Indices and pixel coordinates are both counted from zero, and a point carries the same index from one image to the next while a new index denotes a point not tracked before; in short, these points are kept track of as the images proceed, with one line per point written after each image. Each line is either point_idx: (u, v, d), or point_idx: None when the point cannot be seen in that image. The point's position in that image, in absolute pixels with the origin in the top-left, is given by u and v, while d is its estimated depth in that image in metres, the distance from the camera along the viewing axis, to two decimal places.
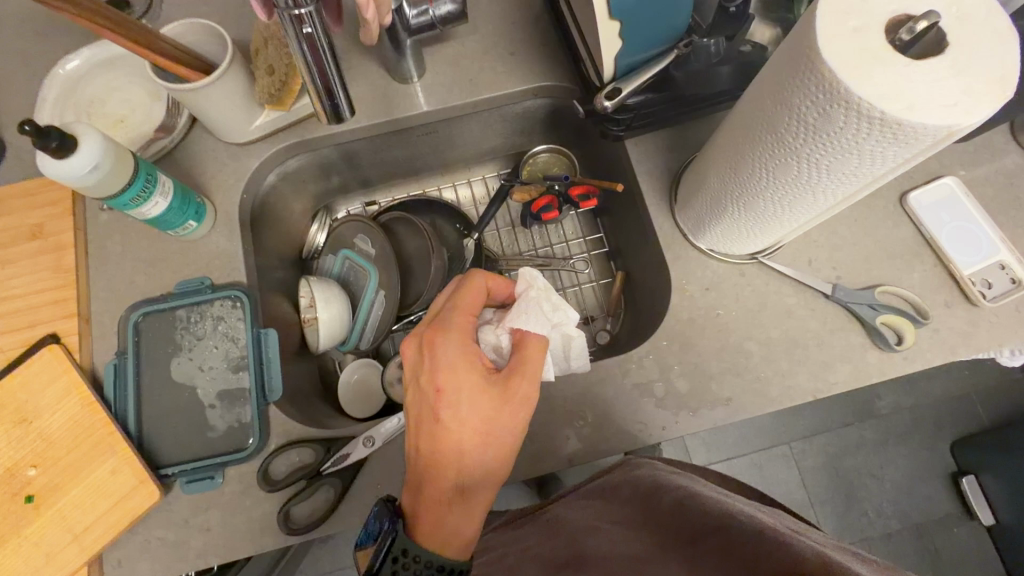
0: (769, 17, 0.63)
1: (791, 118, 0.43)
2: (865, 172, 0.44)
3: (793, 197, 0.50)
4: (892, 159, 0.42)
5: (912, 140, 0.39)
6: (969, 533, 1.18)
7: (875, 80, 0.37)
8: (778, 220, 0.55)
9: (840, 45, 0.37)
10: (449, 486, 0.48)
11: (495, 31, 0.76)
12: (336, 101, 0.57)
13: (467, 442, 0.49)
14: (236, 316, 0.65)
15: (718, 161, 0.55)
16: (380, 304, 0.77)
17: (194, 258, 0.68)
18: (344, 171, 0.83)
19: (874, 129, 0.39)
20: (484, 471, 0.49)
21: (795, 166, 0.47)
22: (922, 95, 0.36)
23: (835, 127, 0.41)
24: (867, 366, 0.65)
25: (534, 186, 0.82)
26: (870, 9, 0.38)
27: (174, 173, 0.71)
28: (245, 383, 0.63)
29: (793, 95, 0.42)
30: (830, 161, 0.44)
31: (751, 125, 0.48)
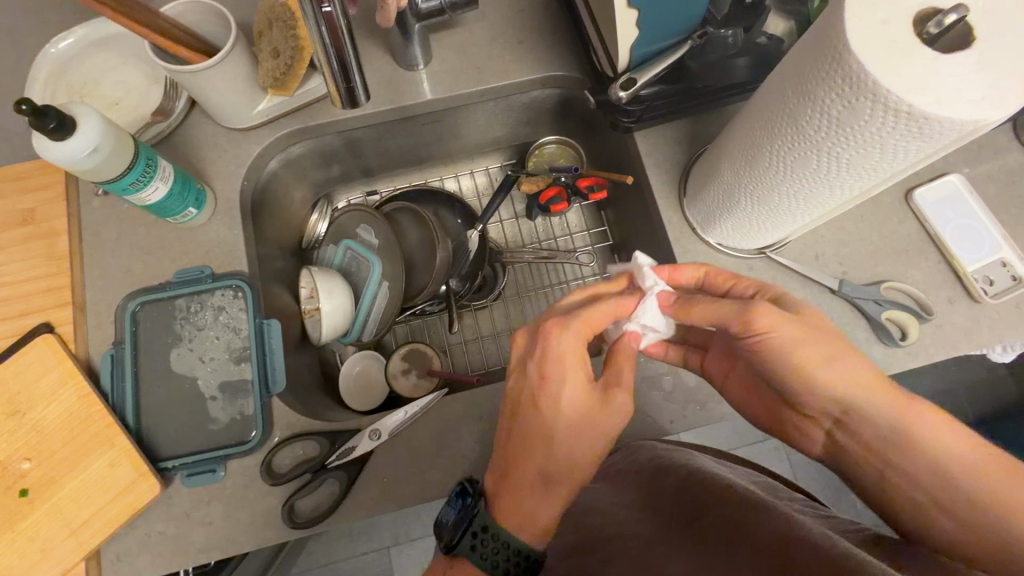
0: (785, 9, 0.62)
1: (814, 111, 0.43)
2: (886, 166, 0.44)
3: (811, 191, 0.50)
4: (914, 153, 0.42)
5: (940, 134, 0.38)
6: None
7: (903, 73, 0.37)
8: (792, 215, 0.56)
9: (868, 37, 0.37)
10: (534, 472, 0.47)
11: (503, 19, 0.75)
12: (351, 87, 0.55)
13: (560, 434, 0.48)
14: (238, 307, 0.64)
15: (733, 153, 0.55)
16: (383, 296, 0.76)
17: (194, 247, 0.66)
18: (346, 159, 0.82)
19: (899, 123, 0.39)
20: (572, 468, 0.48)
21: (815, 159, 0.46)
22: (952, 89, 0.36)
23: (859, 121, 0.41)
24: (872, 361, 0.66)
25: (540, 178, 0.81)
26: (898, 0, 0.38)
27: (172, 158, 0.68)
28: (247, 374, 0.62)
29: (817, 87, 0.42)
30: (851, 154, 0.44)
31: (770, 117, 0.48)
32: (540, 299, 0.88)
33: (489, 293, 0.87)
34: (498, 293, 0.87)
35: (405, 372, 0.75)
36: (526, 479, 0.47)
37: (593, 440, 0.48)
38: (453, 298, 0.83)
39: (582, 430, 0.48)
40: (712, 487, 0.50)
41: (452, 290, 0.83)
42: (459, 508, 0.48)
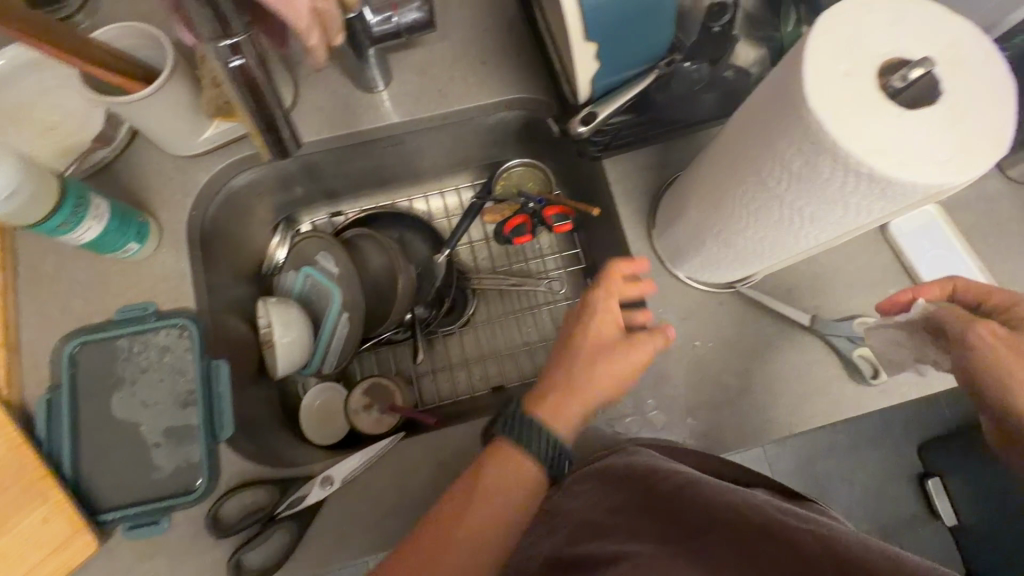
0: (754, 38, 0.60)
1: (775, 163, 0.41)
2: (851, 221, 0.42)
3: (777, 239, 0.48)
4: (879, 211, 0.39)
5: (903, 196, 0.36)
6: (931, 532, 1.22)
7: (864, 131, 0.34)
8: (760, 258, 0.53)
9: (828, 92, 0.35)
10: (563, 379, 0.54)
11: (465, 38, 0.72)
12: (277, 137, 0.52)
13: (589, 360, 0.54)
14: (184, 346, 0.61)
15: (699, 193, 0.53)
16: (344, 326, 0.72)
17: (138, 281, 0.63)
18: (306, 182, 0.79)
19: (861, 183, 0.36)
20: (598, 386, 0.53)
21: (779, 210, 0.44)
22: (917, 150, 0.34)
23: (820, 178, 0.38)
24: (844, 399, 0.64)
25: (507, 203, 0.78)
26: (859, 51, 0.35)
27: (114, 187, 0.65)
28: (192, 420, 0.59)
29: (777, 139, 0.39)
30: (815, 208, 0.42)
31: (732, 164, 0.46)
32: (511, 325, 0.85)
33: (458, 318, 0.84)
34: (467, 318, 0.85)
35: (366, 407, 0.72)
36: (555, 384, 0.54)
37: (618, 369, 0.54)
38: (418, 326, 0.81)
39: (603, 358, 0.54)
40: (710, 495, 0.45)
41: (417, 318, 0.80)
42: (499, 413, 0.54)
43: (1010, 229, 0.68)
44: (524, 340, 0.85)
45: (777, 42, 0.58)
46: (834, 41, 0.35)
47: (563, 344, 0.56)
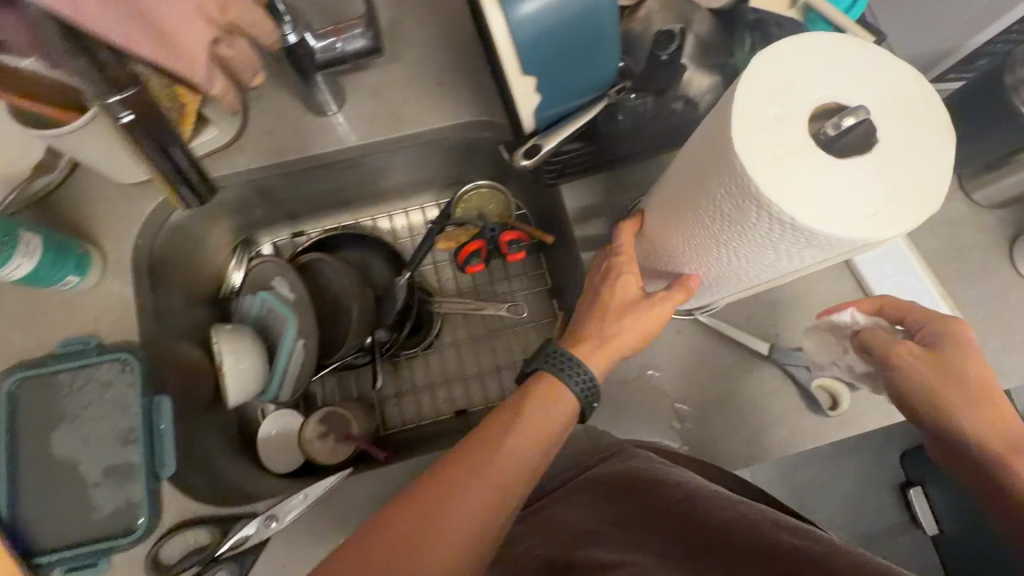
0: (708, 66, 0.57)
1: (708, 203, 0.39)
2: (785, 264, 0.41)
3: (720, 275, 0.47)
4: (812, 257, 0.38)
5: (829, 246, 0.35)
6: (910, 542, 1.21)
7: (790, 180, 0.33)
8: (711, 289, 0.52)
9: (757, 138, 0.33)
10: (593, 323, 0.52)
11: (421, 59, 0.70)
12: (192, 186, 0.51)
13: (616, 302, 0.52)
14: (126, 381, 0.59)
15: (649, 221, 0.51)
16: (298, 354, 0.71)
17: (81, 314, 0.61)
18: (263, 204, 0.77)
19: (787, 233, 0.35)
20: (625, 333, 0.51)
21: (717, 248, 0.43)
22: (839, 203, 0.33)
23: (748, 223, 0.37)
24: (802, 430, 0.63)
25: (467, 228, 0.75)
26: (791, 95, 0.34)
27: (57, 216, 0.63)
28: (134, 457, 0.57)
29: (708, 179, 0.38)
30: (748, 249, 0.40)
31: (675, 201, 0.44)
32: (477, 347, 0.84)
33: (422, 341, 0.83)
34: (432, 341, 0.84)
35: (321, 437, 0.71)
36: (587, 326, 0.52)
37: (642, 318, 0.51)
38: (378, 350, 0.78)
39: (630, 311, 0.51)
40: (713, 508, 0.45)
41: (378, 341, 0.77)
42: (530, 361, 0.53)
43: (969, 253, 0.68)
44: (490, 362, 0.84)
45: (731, 68, 0.57)
46: (767, 83, 0.34)
47: (587, 297, 0.54)
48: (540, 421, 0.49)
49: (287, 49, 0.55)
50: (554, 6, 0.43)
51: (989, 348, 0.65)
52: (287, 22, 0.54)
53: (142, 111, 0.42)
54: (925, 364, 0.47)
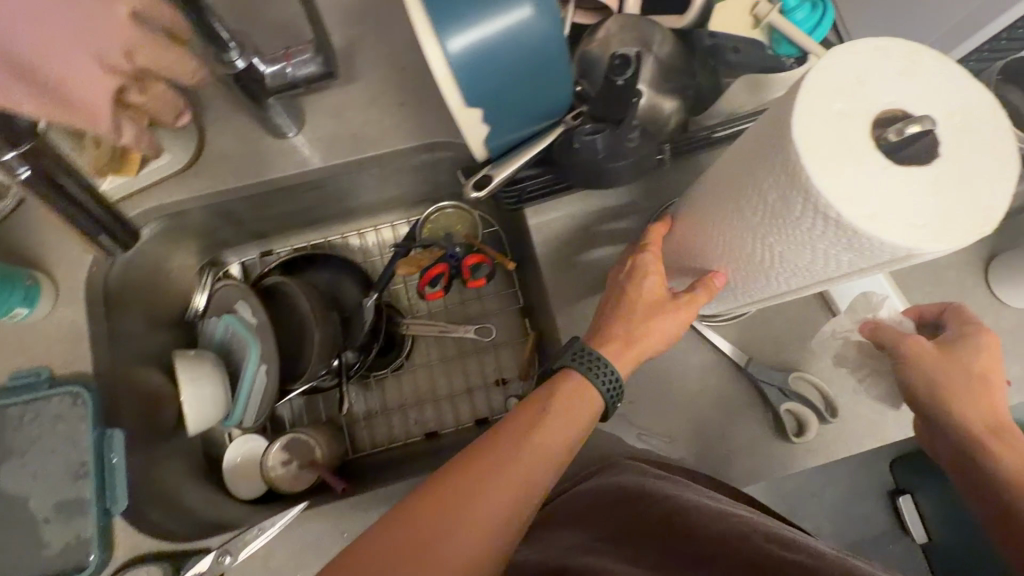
0: (670, 88, 0.55)
1: (759, 196, 0.39)
2: (827, 267, 0.41)
3: (749, 274, 0.48)
4: (852, 262, 0.38)
5: (873, 252, 0.35)
6: (901, 551, 1.20)
7: (843, 177, 0.33)
8: (746, 290, 0.52)
9: (817, 131, 0.33)
10: (622, 330, 0.51)
11: (382, 78, 0.68)
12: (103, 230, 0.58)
13: (642, 303, 0.52)
14: (77, 414, 0.58)
15: (692, 222, 0.52)
16: (261, 379, 0.69)
17: (32, 345, 0.60)
18: (227, 226, 0.76)
19: (831, 231, 0.35)
20: (656, 334, 0.51)
21: (759, 243, 0.43)
22: (893, 209, 0.33)
23: (794, 217, 0.37)
24: (768, 458, 0.62)
25: (431, 251, 0.73)
26: (863, 92, 0.34)
27: (8, 245, 0.62)
28: (85, 493, 0.56)
29: (762, 171, 0.38)
30: (789, 248, 0.40)
31: (726, 194, 0.45)
32: (449, 366, 0.83)
33: (393, 361, 0.82)
34: (401, 361, 0.82)
35: (284, 463, 0.70)
36: (618, 332, 0.51)
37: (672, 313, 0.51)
38: (345, 373, 0.76)
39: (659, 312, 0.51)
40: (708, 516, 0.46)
41: (345, 363, 0.76)
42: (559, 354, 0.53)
43: (945, 275, 0.66)
44: (463, 382, 0.83)
45: (694, 91, 0.56)
46: (835, 78, 0.34)
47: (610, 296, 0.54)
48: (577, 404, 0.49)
49: (236, 75, 0.54)
50: (485, 40, 0.42)
51: None
52: (234, 47, 0.52)
53: (39, 167, 0.48)
54: (930, 354, 0.47)
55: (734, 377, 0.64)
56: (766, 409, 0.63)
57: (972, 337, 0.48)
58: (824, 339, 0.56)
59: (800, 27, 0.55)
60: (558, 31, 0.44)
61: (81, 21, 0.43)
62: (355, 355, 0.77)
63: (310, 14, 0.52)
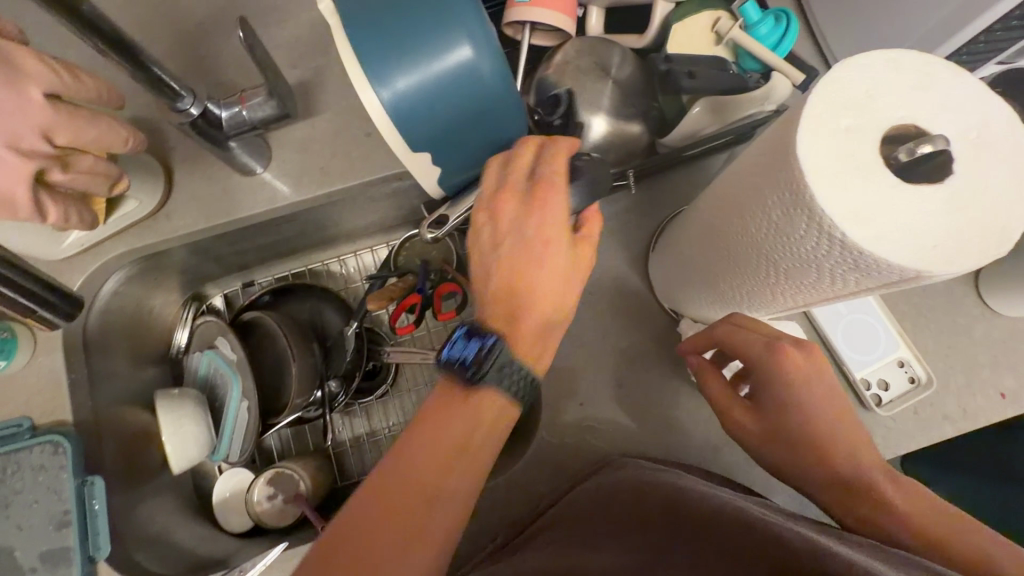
0: (625, 113, 0.55)
1: (760, 214, 0.38)
2: (825, 288, 0.38)
3: (749, 297, 0.46)
4: (851, 284, 0.36)
5: (875, 272, 0.33)
6: None
7: (848, 195, 0.31)
8: (738, 309, 0.50)
9: (821, 150, 0.32)
10: (537, 320, 0.43)
11: (349, 110, 0.67)
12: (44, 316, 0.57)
13: (549, 275, 0.43)
14: (58, 464, 0.58)
15: (691, 229, 0.50)
16: (243, 416, 0.70)
17: (13, 397, 0.61)
18: (204, 263, 0.75)
19: (833, 250, 0.33)
20: (558, 296, 0.44)
21: (755, 260, 0.41)
22: (899, 228, 0.31)
23: (796, 234, 0.35)
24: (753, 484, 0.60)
25: (406, 279, 0.72)
26: (870, 110, 0.32)
27: None
28: (67, 542, 0.57)
29: (764, 186, 0.36)
30: (787, 266, 0.38)
31: (726, 208, 0.42)
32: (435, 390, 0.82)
33: (378, 388, 0.80)
34: (387, 386, 0.81)
35: (270, 497, 0.70)
36: (531, 325, 0.43)
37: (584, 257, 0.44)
38: (330, 403, 0.74)
39: (554, 273, 0.43)
40: (712, 500, 0.41)
41: (329, 394, 0.74)
42: (475, 349, 0.42)
43: (933, 286, 0.64)
44: None
45: (658, 112, 0.57)
46: (845, 94, 0.33)
47: (503, 259, 0.43)
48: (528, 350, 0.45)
49: (191, 123, 0.54)
50: (423, 84, 0.42)
51: (953, 388, 0.62)
52: (185, 96, 0.53)
53: None
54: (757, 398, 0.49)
55: None
56: None
57: (776, 375, 0.46)
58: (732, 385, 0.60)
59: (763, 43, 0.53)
60: (499, 69, 0.44)
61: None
62: (338, 386, 0.75)
63: (260, 58, 0.52)
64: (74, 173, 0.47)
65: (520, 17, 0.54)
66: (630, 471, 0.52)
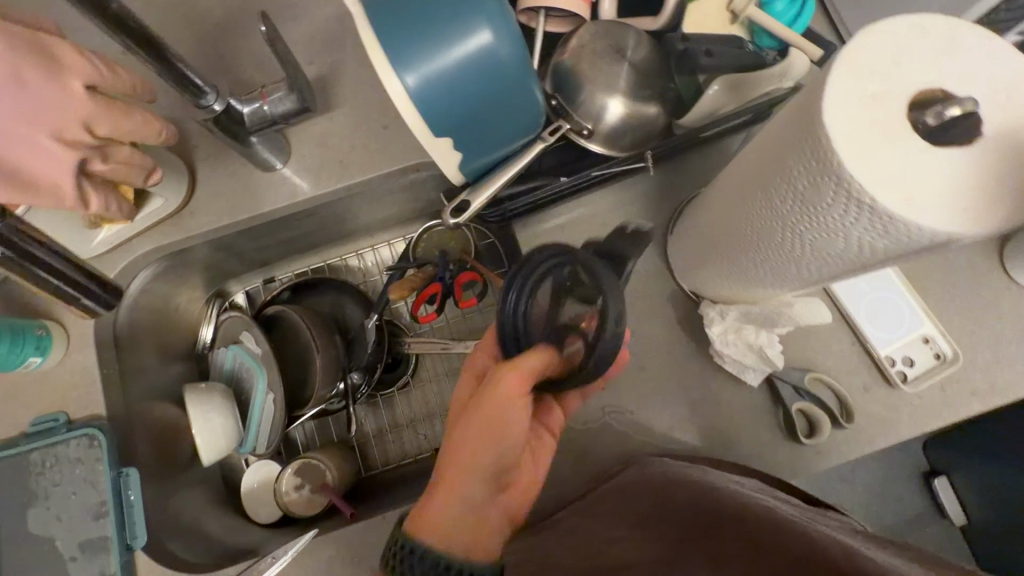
0: (641, 95, 0.55)
1: (785, 186, 0.38)
2: (854, 258, 0.38)
3: (772, 273, 0.46)
4: (880, 252, 0.36)
5: (907, 238, 0.33)
6: (940, 532, 1.15)
7: (877, 160, 0.31)
8: (763, 286, 0.50)
9: (849, 116, 0.32)
10: (453, 482, 0.48)
11: (366, 104, 0.68)
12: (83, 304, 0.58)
13: (468, 432, 0.49)
14: (94, 456, 0.60)
15: (714, 207, 0.50)
16: (270, 408, 0.71)
17: (49, 391, 0.63)
18: (227, 259, 0.77)
19: (863, 217, 0.33)
20: (474, 454, 0.48)
21: (781, 234, 0.41)
22: (929, 191, 0.31)
23: (823, 203, 0.35)
24: (778, 464, 0.60)
25: (424, 270, 0.73)
26: (896, 75, 0.32)
27: (19, 298, 0.64)
28: (105, 531, 0.59)
29: (788, 156, 0.36)
30: (814, 237, 0.39)
31: (748, 184, 0.43)
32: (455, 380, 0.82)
33: (399, 378, 0.81)
34: (407, 379, 0.82)
35: (297, 487, 0.72)
36: (446, 490, 0.48)
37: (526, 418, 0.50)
38: (353, 395, 0.76)
39: (479, 429, 0.48)
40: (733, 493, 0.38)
41: (351, 386, 0.76)
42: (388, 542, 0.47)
43: (956, 261, 0.64)
44: None
45: (672, 94, 0.56)
46: (871, 59, 0.33)
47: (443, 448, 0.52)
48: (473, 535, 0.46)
49: (214, 118, 0.55)
50: (445, 70, 0.43)
51: (979, 364, 0.61)
52: (209, 92, 0.54)
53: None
54: None
55: (740, 382, 0.62)
56: (776, 412, 0.61)
57: None
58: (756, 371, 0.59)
59: (780, 18, 0.54)
60: (518, 54, 0.45)
61: (23, 106, 0.42)
62: (361, 377, 0.76)
63: (282, 54, 0.53)
64: (113, 163, 0.49)
65: (534, 3, 0.55)
66: (658, 465, 0.51)
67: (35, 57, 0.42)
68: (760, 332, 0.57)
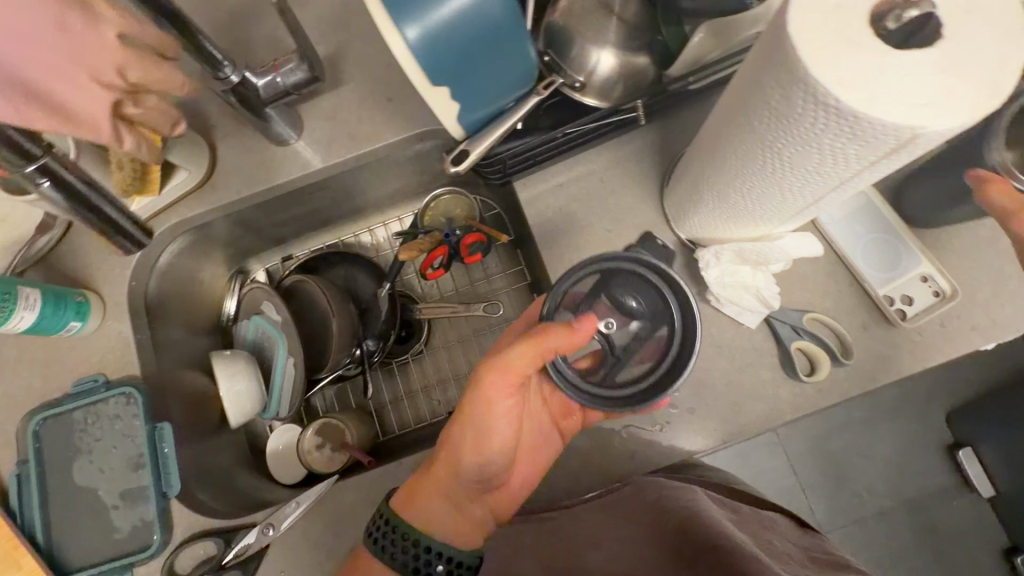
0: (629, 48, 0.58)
1: (761, 103, 0.40)
2: (831, 171, 0.40)
3: (762, 202, 0.48)
4: (855, 160, 0.38)
5: (873, 138, 0.35)
6: (968, 504, 1.12)
7: (839, 62, 0.33)
8: (754, 220, 0.52)
9: (811, 23, 0.34)
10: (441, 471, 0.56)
11: (370, 79, 0.72)
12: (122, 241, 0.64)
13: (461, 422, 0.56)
14: (131, 412, 0.65)
15: (702, 149, 0.52)
16: (290, 373, 0.74)
17: (88, 356, 0.68)
18: (247, 235, 0.81)
19: (830, 118, 0.35)
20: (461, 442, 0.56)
21: (763, 156, 0.43)
22: (888, 89, 0.33)
23: (794, 114, 0.38)
24: (780, 403, 0.61)
25: (429, 236, 0.77)
26: None
27: (59, 273, 0.69)
28: (143, 481, 0.63)
29: (762, 73, 0.38)
30: (791, 152, 0.41)
31: (730, 112, 0.45)
32: (465, 346, 0.85)
33: (413, 346, 0.84)
34: (421, 347, 0.85)
35: (318, 446, 0.75)
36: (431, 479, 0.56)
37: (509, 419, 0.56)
38: (368, 361, 0.80)
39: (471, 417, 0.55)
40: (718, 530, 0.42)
41: (366, 352, 0.79)
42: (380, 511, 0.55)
43: None
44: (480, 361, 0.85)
45: (661, 45, 0.59)
46: None
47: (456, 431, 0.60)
48: (446, 522, 0.54)
49: (231, 89, 0.59)
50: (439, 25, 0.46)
51: (980, 299, 0.62)
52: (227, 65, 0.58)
53: (57, 179, 0.52)
54: None
55: (740, 325, 0.63)
56: (776, 354, 0.62)
57: None
58: (755, 313, 0.61)
59: None
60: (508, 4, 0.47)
61: (72, 48, 0.46)
62: (374, 343, 0.79)
63: (291, 27, 0.57)
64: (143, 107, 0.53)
65: None
66: (651, 488, 0.53)
67: (80, 9, 0.47)
68: (756, 273, 0.60)
